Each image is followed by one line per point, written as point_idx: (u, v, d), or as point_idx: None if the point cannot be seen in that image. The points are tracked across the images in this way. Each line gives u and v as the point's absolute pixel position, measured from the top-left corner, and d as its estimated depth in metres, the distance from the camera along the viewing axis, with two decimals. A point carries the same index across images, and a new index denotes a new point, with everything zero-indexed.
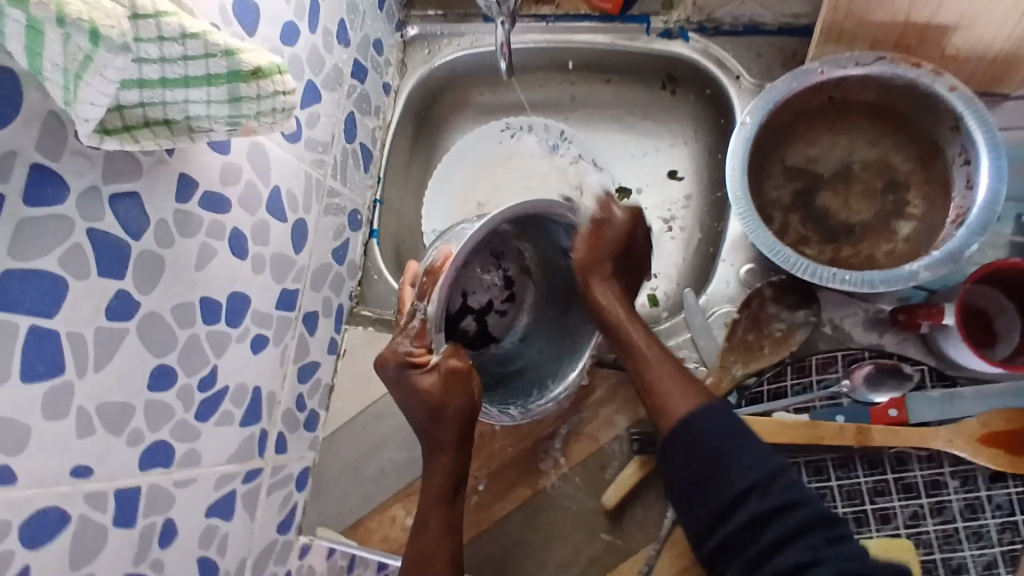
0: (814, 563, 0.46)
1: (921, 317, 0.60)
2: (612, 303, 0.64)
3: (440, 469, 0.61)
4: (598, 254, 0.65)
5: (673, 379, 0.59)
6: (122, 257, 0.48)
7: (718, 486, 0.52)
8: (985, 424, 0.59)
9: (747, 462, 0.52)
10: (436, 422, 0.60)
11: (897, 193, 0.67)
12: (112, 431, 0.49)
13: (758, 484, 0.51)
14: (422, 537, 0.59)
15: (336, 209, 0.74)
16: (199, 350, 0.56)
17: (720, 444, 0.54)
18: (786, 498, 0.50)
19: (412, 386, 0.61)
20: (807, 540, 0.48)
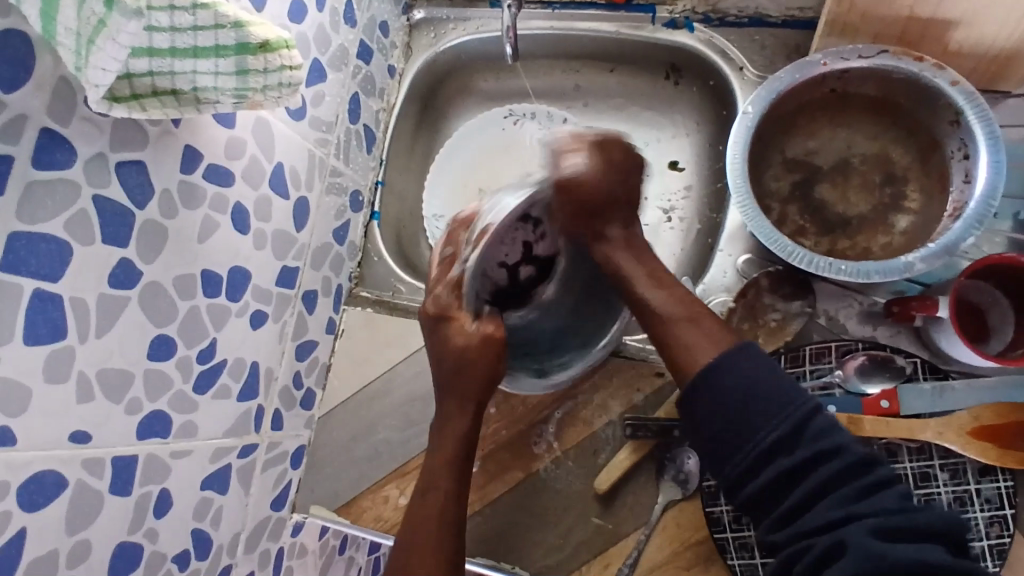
0: (844, 521, 0.43)
1: (914, 309, 0.61)
2: (623, 260, 0.61)
3: (450, 436, 0.60)
4: (581, 215, 0.63)
5: (693, 330, 0.54)
6: (126, 225, 0.49)
7: (742, 440, 0.48)
8: (975, 418, 0.60)
9: (774, 413, 0.47)
10: (462, 377, 0.61)
11: (894, 186, 0.68)
12: (113, 399, 0.49)
13: (785, 440, 0.46)
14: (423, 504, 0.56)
15: (338, 189, 0.75)
16: (199, 322, 0.56)
17: (742, 398, 0.48)
18: (815, 450, 0.46)
19: (445, 341, 0.62)
20: (841, 494, 0.44)
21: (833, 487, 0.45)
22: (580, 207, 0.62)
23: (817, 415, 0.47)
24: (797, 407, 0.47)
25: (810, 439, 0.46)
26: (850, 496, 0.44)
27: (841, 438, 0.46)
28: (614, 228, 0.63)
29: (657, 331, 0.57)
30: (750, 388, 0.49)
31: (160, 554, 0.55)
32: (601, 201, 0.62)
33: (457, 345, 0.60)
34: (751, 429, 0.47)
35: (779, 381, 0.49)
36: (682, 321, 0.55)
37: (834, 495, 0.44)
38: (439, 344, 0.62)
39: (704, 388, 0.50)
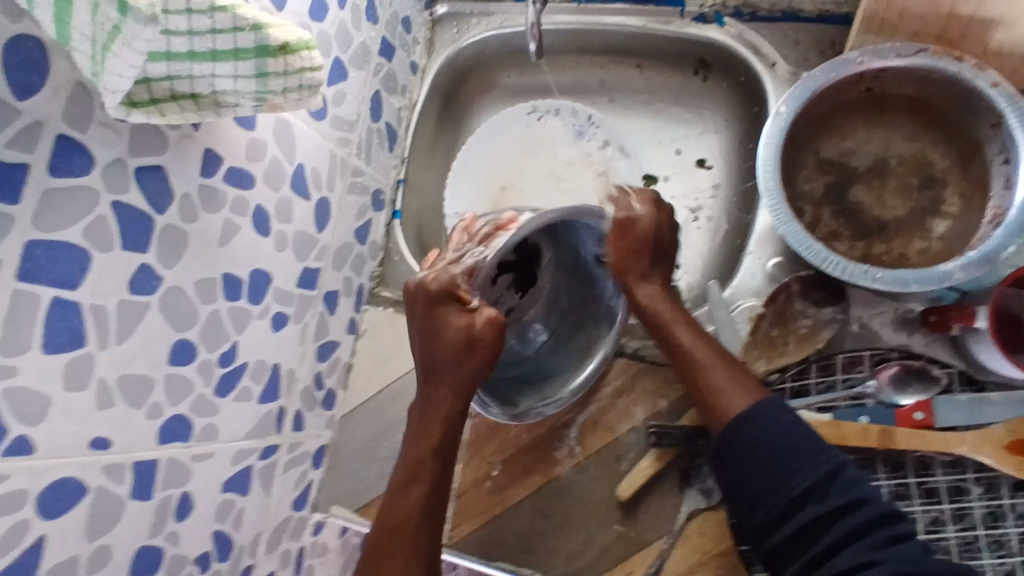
0: (868, 564, 0.45)
1: (952, 319, 0.59)
2: (656, 302, 0.61)
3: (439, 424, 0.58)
4: (633, 247, 0.62)
5: (732, 374, 0.56)
6: (146, 230, 0.49)
7: (775, 485, 0.50)
8: (1012, 432, 0.57)
9: (804, 466, 0.50)
10: (460, 362, 0.57)
11: (933, 190, 0.65)
12: (134, 403, 0.49)
13: (815, 485, 0.49)
14: (404, 498, 0.55)
15: (360, 188, 0.74)
16: (220, 326, 0.56)
17: (778, 445, 0.51)
18: (845, 498, 0.48)
19: (440, 320, 0.58)
20: (866, 539, 0.46)
21: (860, 535, 0.46)
22: (642, 245, 0.62)
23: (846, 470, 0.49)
24: (826, 463, 0.49)
25: (839, 491, 0.48)
26: (874, 543, 0.46)
27: (869, 492, 0.48)
28: (654, 274, 0.63)
29: (692, 375, 0.57)
30: (788, 438, 0.51)
31: (181, 558, 0.55)
32: (650, 244, 0.62)
33: (455, 328, 0.57)
34: (781, 477, 0.50)
35: (810, 433, 0.51)
36: (713, 367, 0.56)
37: (862, 542, 0.46)
38: (430, 345, 0.59)
39: (744, 427, 0.53)
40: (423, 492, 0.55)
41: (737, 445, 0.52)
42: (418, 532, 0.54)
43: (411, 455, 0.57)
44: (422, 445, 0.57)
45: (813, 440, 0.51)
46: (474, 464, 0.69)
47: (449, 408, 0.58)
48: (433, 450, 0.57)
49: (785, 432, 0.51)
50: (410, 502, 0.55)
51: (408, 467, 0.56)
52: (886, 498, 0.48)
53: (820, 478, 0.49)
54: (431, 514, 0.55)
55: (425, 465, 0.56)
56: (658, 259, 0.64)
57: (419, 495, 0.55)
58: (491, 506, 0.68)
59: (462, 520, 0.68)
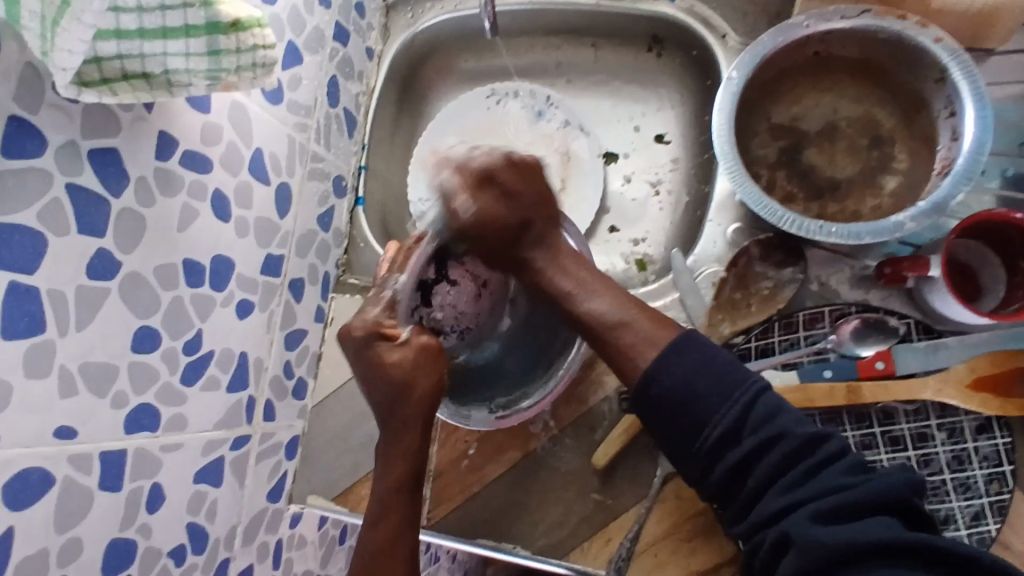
0: (791, 507, 0.44)
1: (906, 270, 0.60)
2: (553, 277, 0.59)
3: (404, 450, 0.56)
4: (484, 232, 0.62)
5: (633, 332, 0.52)
6: (102, 214, 0.47)
7: (693, 437, 0.48)
8: (972, 370, 0.59)
9: (719, 405, 0.48)
10: (405, 398, 0.56)
11: (882, 148, 0.67)
12: (97, 392, 0.48)
13: (732, 427, 0.47)
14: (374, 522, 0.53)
15: (320, 174, 0.73)
16: (184, 314, 0.55)
17: (684, 395, 0.48)
18: (761, 437, 0.46)
19: (376, 361, 0.57)
20: (786, 479, 0.45)
21: (783, 472, 0.45)
22: (502, 227, 0.61)
23: (757, 404, 0.47)
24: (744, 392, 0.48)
25: (755, 427, 0.47)
26: (796, 481, 0.45)
27: (784, 423, 0.46)
28: (539, 247, 0.61)
29: (597, 341, 0.55)
30: (693, 386, 0.49)
31: (155, 551, 0.54)
32: (513, 225, 0.61)
33: (393, 363, 0.56)
34: (700, 421, 0.48)
35: (701, 366, 0.49)
36: (617, 329, 0.53)
37: (783, 482, 0.45)
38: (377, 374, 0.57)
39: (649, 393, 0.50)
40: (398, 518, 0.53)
41: (653, 407, 0.50)
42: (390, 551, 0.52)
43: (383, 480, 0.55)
44: (392, 475, 0.55)
45: (728, 380, 0.48)
46: (449, 445, 0.69)
47: (416, 442, 0.56)
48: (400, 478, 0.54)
49: (691, 380, 0.49)
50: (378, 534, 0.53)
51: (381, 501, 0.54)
52: (802, 425, 0.47)
53: (734, 418, 0.47)
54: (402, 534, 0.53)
55: (401, 492, 0.54)
56: (540, 257, 0.61)
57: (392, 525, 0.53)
58: (469, 484, 0.68)
59: (441, 501, 0.68)
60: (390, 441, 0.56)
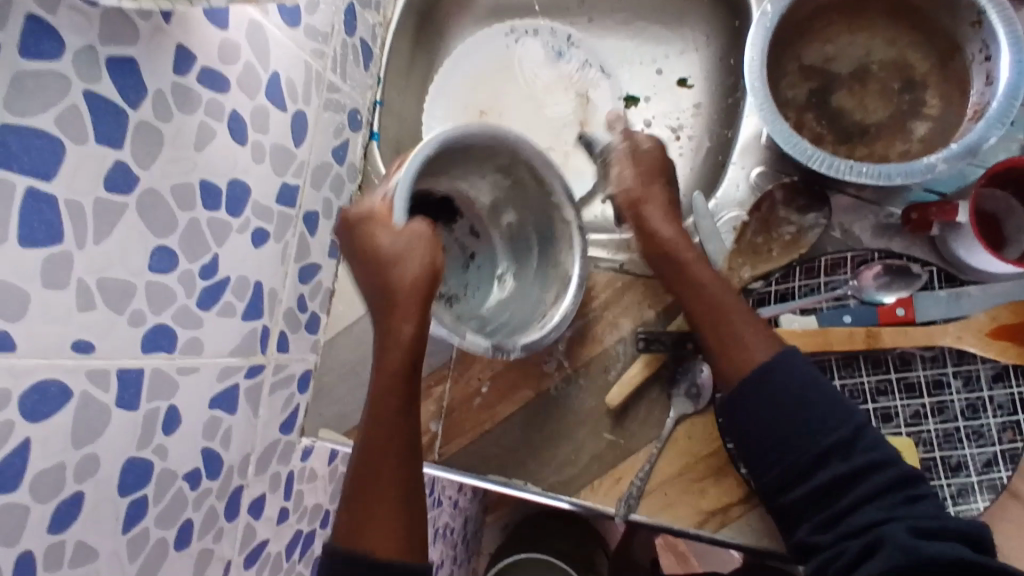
0: (887, 521, 0.50)
1: (932, 215, 0.59)
2: (676, 237, 0.61)
3: (398, 340, 0.55)
4: (643, 186, 0.64)
5: (750, 319, 0.58)
6: (121, 126, 0.46)
7: (802, 442, 0.54)
8: (994, 318, 0.59)
9: (832, 423, 0.54)
10: (400, 282, 0.55)
11: (913, 92, 0.65)
12: (115, 308, 0.47)
13: (847, 440, 0.54)
14: (379, 433, 0.55)
15: (336, 105, 0.72)
16: (201, 237, 0.54)
17: (799, 406, 0.55)
18: (867, 459, 0.53)
19: (371, 238, 0.57)
20: (883, 499, 0.51)
21: (881, 494, 0.52)
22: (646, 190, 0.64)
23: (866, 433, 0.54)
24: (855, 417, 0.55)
25: (864, 448, 0.53)
26: (891, 503, 0.51)
27: (888, 453, 0.53)
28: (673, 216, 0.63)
29: (703, 311, 0.59)
30: (806, 398, 0.55)
31: (171, 472, 0.54)
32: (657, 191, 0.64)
33: (383, 238, 0.56)
34: (812, 433, 0.54)
35: (824, 388, 0.56)
36: (729, 313, 0.58)
37: (877, 502, 0.52)
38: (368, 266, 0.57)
39: (769, 383, 0.56)
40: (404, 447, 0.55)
41: (758, 408, 0.56)
42: (395, 491, 0.54)
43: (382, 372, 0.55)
44: (391, 359, 0.55)
45: (838, 403, 0.55)
46: (462, 382, 0.70)
47: (408, 337, 0.55)
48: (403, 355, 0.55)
49: (805, 388, 0.55)
50: (379, 433, 0.55)
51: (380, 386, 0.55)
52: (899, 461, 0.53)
53: (850, 432, 0.54)
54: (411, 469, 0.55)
55: (399, 381, 0.55)
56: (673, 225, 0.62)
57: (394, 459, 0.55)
58: (481, 421, 0.69)
59: (453, 437, 0.69)
60: (384, 324, 0.56)
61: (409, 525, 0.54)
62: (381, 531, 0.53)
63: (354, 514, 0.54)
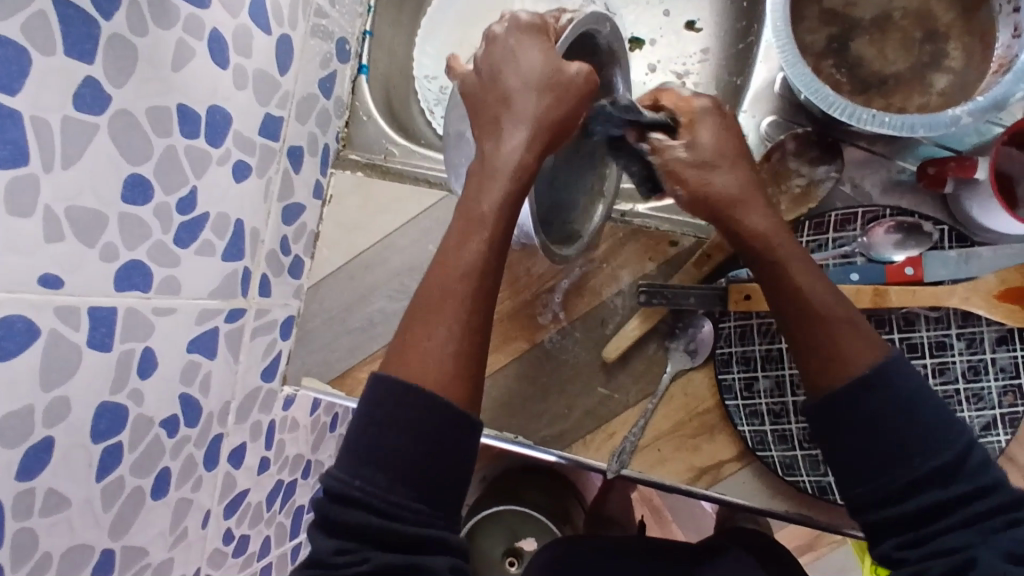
0: (982, 542, 0.41)
1: (950, 172, 0.57)
2: (768, 234, 0.51)
3: (512, 159, 0.47)
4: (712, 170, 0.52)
5: (852, 321, 0.47)
6: (92, 37, 0.41)
7: (903, 459, 0.44)
8: (1003, 281, 0.57)
9: (939, 439, 0.44)
10: (544, 102, 0.47)
11: (935, 43, 0.62)
12: (85, 241, 0.43)
13: (948, 465, 0.43)
14: (460, 253, 0.45)
15: (324, 33, 0.67)
16: (178, 166, 0.50)
17: (904, 415, 0.44)
18: (975, 483, 0.43)
19: (519, 53, 0.48)
20: (984, 523, 0.42)
21: (981, 518, 0.42)
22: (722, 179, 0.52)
23: (975, 452, 0.44)
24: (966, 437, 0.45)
25: (972, 470, 0.43)
26: (993, 527, 0.42)
27: (997, 477, 0.43)
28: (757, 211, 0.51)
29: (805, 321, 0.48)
30: (914, 411, 0.45)
31: (147, 419, 0.51)
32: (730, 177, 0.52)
33: (540, 60, 0.48)
34: (915, 448, 0.44)
35: (938, 406, 0.45)
36: (839, 320, 0.47)
37: (977, 527, 0.42)
38: (502, 86, 0.48)
39: (870, 393, 0.45)
40: (476, 306, 0.44)
41: (854, 414, 0.45)
42: (452, 351, 0.43)
43: (476, 198, 0.46)
44: (494, 185, 0.46)
45: (949, 418, 0.45)
46: None
47: (520, 162, 0.47)
48: (503, 203, 0.46)
49: (912, 401, 0.45)
50: (464, 264, 0.45)
51: (466, 218, 0.46)
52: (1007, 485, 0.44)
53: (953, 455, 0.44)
54: (472, 330, 0.44)
55: (495, 218, 0.46)
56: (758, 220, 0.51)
57: (446, 332, 0.43)
58: None
59: None
60: (499, 132, 0.48)
61: (472, 373, 0.43)
62: (431, 366, 0.42)
63: (397, 344, 0.45)
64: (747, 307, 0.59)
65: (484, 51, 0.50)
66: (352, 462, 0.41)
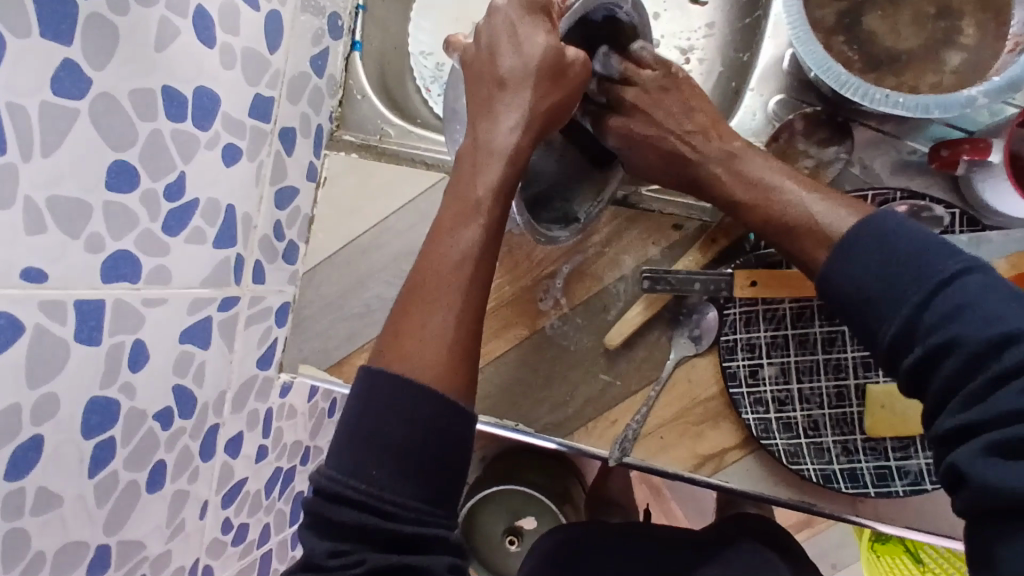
0: (962, 429, 0.36)
1: (962, 154, 0.55)
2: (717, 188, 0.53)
3: (505, 142, 0.48)
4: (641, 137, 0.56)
5: (812, 240, 0.46)
6: (67, 15, 0.39)
7: (868, 333, 0.41)
8: (1013, 266, 0.56)
9: (893, 298, 0.40)
10: (539, 84, 0.49)
11: (949, 19, 0.60)
12: (69, 232, 0.41)
13: (897, 334, 0.40)
14: (452, 243, 0.44)
15: (314, 8, 0.64)
16: (164, 150, 0.48)
17: (854, 287, 0.42)
18: (937, 341, 0.38)
19: (516, 33, 0.49)
20: (966, 393, 0.36)
21: (963, 388, 0.37)
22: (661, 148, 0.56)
23: (944, 296, 0.38)
24: (920, 285, 0.39)
25: (937, 326, 0.38)
26: (972, 398, 0.36)
27: (961, 325, 0.37)
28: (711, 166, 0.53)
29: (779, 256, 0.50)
30: (869, 278, 0.41)
31: (140, 412, 0.49)
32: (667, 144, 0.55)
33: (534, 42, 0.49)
34: (875, 317, 0.41)
35: (887, 263, 0.41)
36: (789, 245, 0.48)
37: (961, 399, 0.37)
38: (497, 70, 0.49)
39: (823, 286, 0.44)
40: (470, 289, 0.43)
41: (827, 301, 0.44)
42: (442, 329, 0.41)
43: (468, 186, 0.46)
44: (486, 173, 0.47)
45: (905, 266, 0.40)
46: None
47: (512, 143, 0.48)
48: (494, 189, 0.46)
49: (861, 269, 0.42)
50: (460, 249, 0.44)
51: (458, 206, 0.46)
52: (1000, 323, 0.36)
53: (902, 318, 0.39)
54: (468, 317, 0.43)
55: (485, 203, 0.46)
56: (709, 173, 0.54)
57: (443, 318, 0.42)
58: None
59: None
60: (491, 116, 0.49)
61: (471, 359, 0.42)
62: (419, 355, 0.40)
63: (386, 341, 0.42)
64: (754, 294, 0.58)
65: (485, 24, 0.51)
66: (349, 462, 0.38)
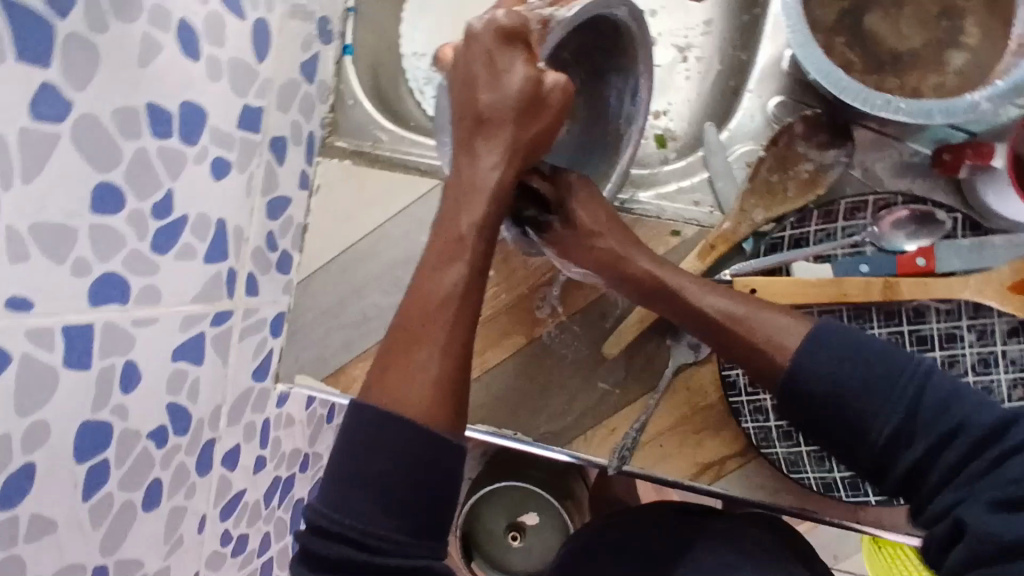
0: (965, 500, 0.40)
1: (967, 157, 0.55)
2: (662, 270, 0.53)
3: (488, 179, 0.47)
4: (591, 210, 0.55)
5: (768, 327, 0.48)
6: (45, 37, 0.38)
7: (858, 435, 0.43)
8: (1017, 272, 0.54)
9: (885, 397, 0.43)
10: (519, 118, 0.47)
11: (951, 18, 0.59)
12: (54, 257, 0.41)
13: (898, 425, 0.42)
14: (439, 283, 0.44)
15: (303, 13, 0.63)
16: (151, 169, 0.47)
17: (837, 388, 0.43)
18: (942, 427, 0.42)
19: (494, 65, 0.46)
20: (972, 470, 0.41)
21: (963, 467, 0.41)
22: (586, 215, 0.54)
23: (931, 392, 0.42)
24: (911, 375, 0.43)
25: (932, 415, 0.42)
26: (979, 473, 0.40)
27: (960, 411, 0.42)
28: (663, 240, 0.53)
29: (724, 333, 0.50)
30: (858, 381, 0.43)
31: (134, 433, 0.49)
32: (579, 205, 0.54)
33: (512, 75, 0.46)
34: (873, 411, 0.43)
35: (880, 356, 0.44)
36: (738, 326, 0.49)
37: (960, 478, 0.41)
38: (474, 102, 0.48)
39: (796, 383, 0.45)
40: (454, 327, 0.43)
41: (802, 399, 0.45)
42: (427, 364, 0.41)
43: (448, 227, 0.47)
44: (465, 211, 0.47)
45: (897, 363, 0.43)
46: None
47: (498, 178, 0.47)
48: (477, 228, 0.46)
49: (840, 361, 0.44)
50: (445, 288, 0.44)
51: (443, 246, 0.46)
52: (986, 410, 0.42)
53: (904, 409, 0.42)
54: (455, 349, 0.42)
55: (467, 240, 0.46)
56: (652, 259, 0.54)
57: (429, 357, 0.41)
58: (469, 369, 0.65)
59: None
60: (470, 152, 0.48)
61: (460, 393, 0.41)
62: (405, 392, 0.40)
63: (371, 377, 0.42)
64: None
65: (462, 49, 0.48)
66: (337, 496, 0.38)
